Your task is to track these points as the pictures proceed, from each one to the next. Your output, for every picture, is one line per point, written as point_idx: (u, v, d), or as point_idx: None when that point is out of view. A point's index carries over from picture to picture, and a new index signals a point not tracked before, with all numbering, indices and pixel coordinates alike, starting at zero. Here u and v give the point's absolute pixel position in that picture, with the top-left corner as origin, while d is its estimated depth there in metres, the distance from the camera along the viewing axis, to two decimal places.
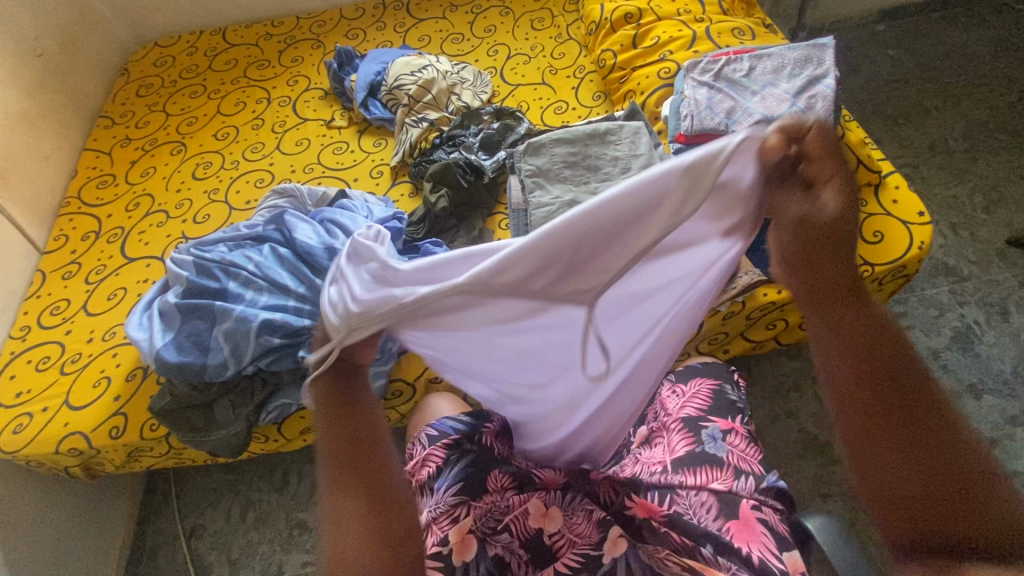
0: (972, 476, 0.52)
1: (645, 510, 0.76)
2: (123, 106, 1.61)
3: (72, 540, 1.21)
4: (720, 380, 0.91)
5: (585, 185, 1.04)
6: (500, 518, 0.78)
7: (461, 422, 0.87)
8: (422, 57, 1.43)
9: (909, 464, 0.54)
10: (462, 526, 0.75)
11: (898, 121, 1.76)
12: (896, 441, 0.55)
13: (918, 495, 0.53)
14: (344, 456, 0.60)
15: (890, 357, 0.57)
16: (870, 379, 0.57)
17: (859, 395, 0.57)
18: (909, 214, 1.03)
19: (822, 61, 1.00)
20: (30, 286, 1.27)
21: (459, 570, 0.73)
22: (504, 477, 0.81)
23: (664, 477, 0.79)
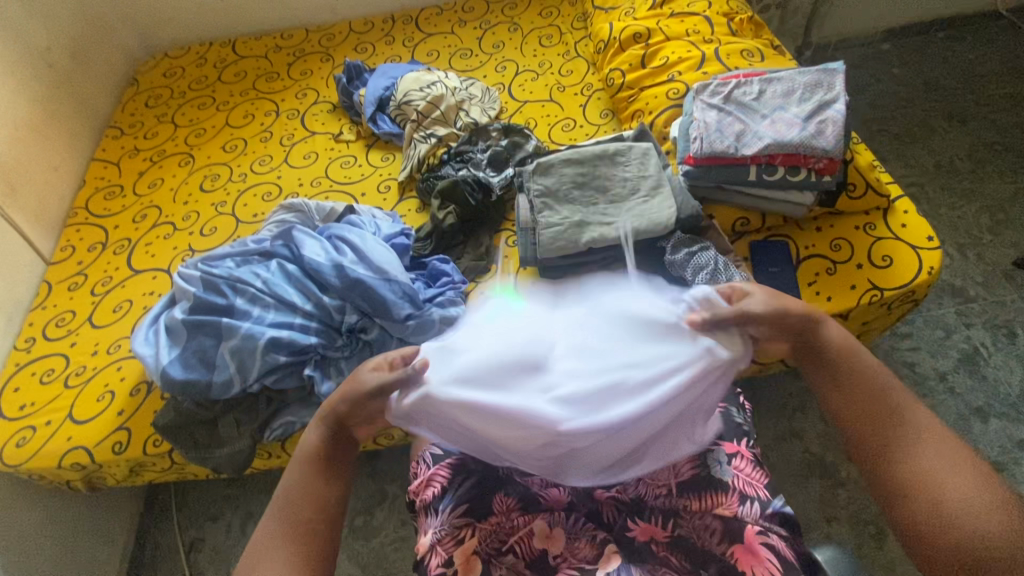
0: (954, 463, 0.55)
1: (646, 534, 0.76)
2: (132, 117, 1.62)
3: (71, 553, 1.20)
4: (727, 402, 0.87)
5: (594, 206, 1.04)
6: (505, 539, 0.76)
7: None
8: (431, 73, 1.44)
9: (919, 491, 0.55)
10: (466, 546, 0.75)
11: (904, 140, 1.76)
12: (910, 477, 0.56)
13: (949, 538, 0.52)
14: (304, 493, 0.63)
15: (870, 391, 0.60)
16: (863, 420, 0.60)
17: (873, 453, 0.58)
18: (919, 238, 1.02)
19: (832, 86, 1.00)
20: (35, 296, 1.27)
21: None
22: (509, 498, 0.80)
23: (670, 500, 0.78)
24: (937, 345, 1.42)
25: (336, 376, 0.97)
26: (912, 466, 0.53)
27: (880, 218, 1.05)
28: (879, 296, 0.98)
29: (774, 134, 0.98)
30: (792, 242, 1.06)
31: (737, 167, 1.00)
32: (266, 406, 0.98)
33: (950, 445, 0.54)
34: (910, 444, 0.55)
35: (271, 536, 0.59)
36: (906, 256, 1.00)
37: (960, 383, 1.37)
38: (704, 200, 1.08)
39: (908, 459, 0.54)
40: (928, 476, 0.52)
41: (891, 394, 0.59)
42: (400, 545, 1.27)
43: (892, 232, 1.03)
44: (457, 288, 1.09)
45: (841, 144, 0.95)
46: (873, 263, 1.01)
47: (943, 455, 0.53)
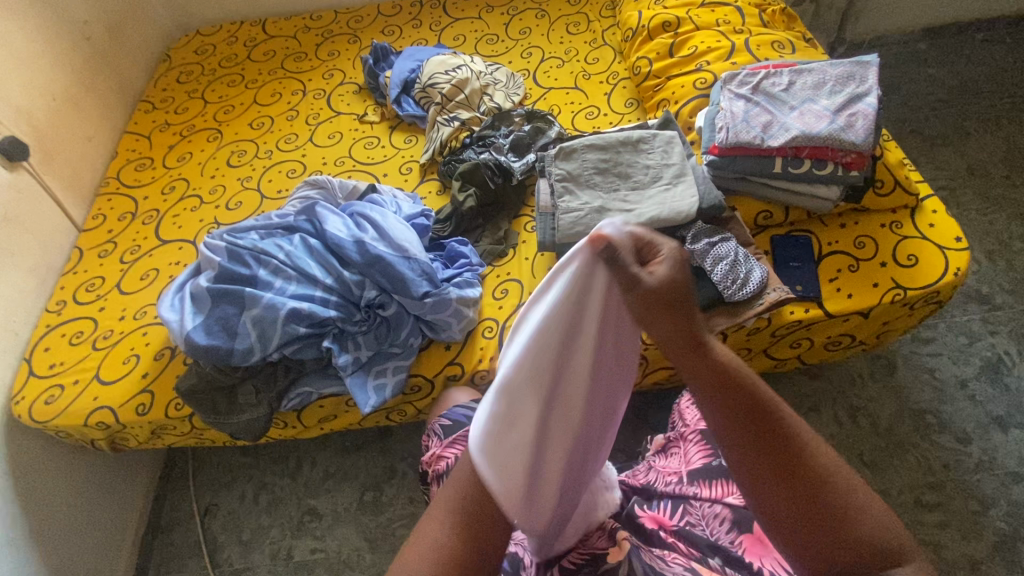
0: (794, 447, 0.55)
1: (654, 522, 0.75)
2: (164, 91, 1.65)
3: (94, 511, 1.25)
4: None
5: (616, 192, 1.03)
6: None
7: (472, 411, 0.91)
8: (457, 57, 1.45)
9: (789, 492, 0.54)
10: None
11: (935, 142, 1.72)
12: (779, 476, 0.55)
13: (819, 536, 0.54)
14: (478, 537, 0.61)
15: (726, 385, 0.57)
16: (744, 422, 0.56)
17: (748, 452, 0.56)
18: (947, 239, 1.02)
19: (864, 79, 0.98)
20: (67, 262, 1.31)
21: None
22: None
23: (679, 487, 0.79)
24: (959, 351, 1.41)
25: (354, 350, 1.00)
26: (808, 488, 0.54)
27: (907, 217, 1.05)
28: (902, 296, 0.99)
29: (803, 126, 0.97)
30: (815, 237, 1.06)
31: (762, 158, 0.99)
32: (284, 376, 1.01)
33: (789, 442, 0.55)
34: (795, 466, 0.55)
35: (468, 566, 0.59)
36: (932, 256, 1.00)
37: (981, 392, 1.36)
38: (727, 191, 1.07)
39: (790, 469, 0.55)
40: (820, 483, 0.55)
41: (767, 407, 0.56)
42: (407, 522, 1.29)
43: (918, 231, 1.03)
44: (474, 270, 1.11)
45: (870, 138, 0.94)
46: (898, 262, 1.01)
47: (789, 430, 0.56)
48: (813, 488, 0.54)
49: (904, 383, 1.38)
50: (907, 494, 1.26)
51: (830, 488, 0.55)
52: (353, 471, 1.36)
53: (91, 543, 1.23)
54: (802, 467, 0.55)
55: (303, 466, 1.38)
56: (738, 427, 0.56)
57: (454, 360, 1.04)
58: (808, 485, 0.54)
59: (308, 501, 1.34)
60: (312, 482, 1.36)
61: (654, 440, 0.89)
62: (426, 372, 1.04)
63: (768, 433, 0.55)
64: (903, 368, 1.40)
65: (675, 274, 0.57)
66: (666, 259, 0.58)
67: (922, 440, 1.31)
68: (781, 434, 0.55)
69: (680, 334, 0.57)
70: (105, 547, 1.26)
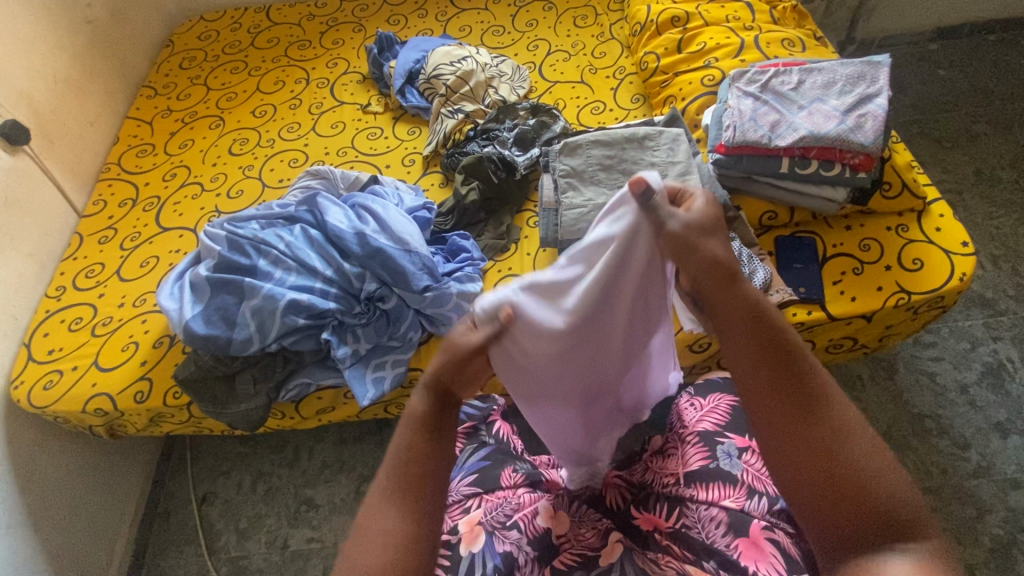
0: (810, 390, 0.56)
1: (650, 524, 0.75)
2: (166, 77, 1.64)
3: (91, 497, 1.25)
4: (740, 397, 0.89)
5: (619, 189, 1.02)
6: (510, 514, 0.76)
7: (473, 409, 0.93)
8: (462, 48, 1.43)
9: (797, 430, 0.55)
10: (472, 516, 0.75)
11: (944, 144, 1.71)
12: (791, 414, 0.56)
13: (826, 485, 0.52)
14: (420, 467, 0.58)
15: (750, 321, 0.59)
16: (761, 356, 0.58)
17: (759, 386, 0.58)
18: (953, 243, 1.01)
19: (875, 80, 0.97)
20: (67, 247, 1.31)
21: (464, 561, 0.71)
22: (517, 475, 0.82)
23: (677, 488, 0.77)
24: (961, 356, 1.40)
25: (353, 343, 1.00)
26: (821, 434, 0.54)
27: (914, 220, 1.04)
28: (906, 300, 0.98)
29: (811, 126, 0.96)
30: (819, 238, 1.05)
31: (769, 158, 0.98)
32: (282, 366, 1.00)
33: (805, 385, 0.56)
34: (812, 410, 0.55)
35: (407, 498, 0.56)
36: (937, 261, 0.99)
37: (982, 398, 1.35)
38: (733, 190, 1.05)
39: (803, 410, 0.55)
40: (837, 433, 0.54)
41: (791, 348, 0.58)
42: None
43: (925, 235, 1.02)
44: (475, 264, 1.10)
45: (879, 140, 0.93)
46: (903, 266, 1.00)
47: (807, 374, 0.57)
48: (822, 432, 0.54)
49: (904, 387, 1.38)
50: None
51: (843, 439, 0.54)
52: (351, 462, 1.36)
53: (87, 529, 1.24)
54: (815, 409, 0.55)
55: (301, 456, 1.38)
56: (753, 360, 0.58)
57: None
58: (821, 429, 0.54)
59: (305, 491, 1.34)
60: (309, 472, 1.36)
61: (652, 441, 0.86)
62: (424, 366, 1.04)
63: (783, 370, 0.57)
64: (904, 371, 1.40)
65: (713, 212, 0.63)
66: (708, 207, 0.64)
67: (921, 444, 1.31)
68: (797, 375, 0.57)
69: (712, 265, 0.61)
70: (101, 532, 1.27)
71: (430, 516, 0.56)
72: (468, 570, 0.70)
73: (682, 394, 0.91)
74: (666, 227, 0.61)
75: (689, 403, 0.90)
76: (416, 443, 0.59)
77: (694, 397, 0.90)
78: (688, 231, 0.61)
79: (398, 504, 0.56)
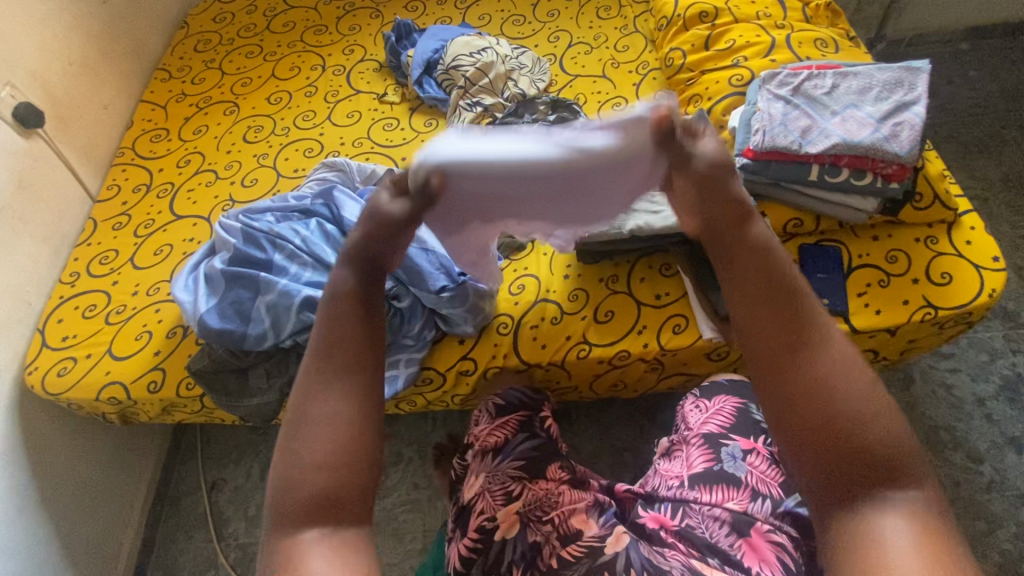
0: (809, 327, 0.51)
1: (655, 522, 0.73)
2: (181, 60, 1.61)
3: (102, 481, 1.26)
4: (746, 399, 0.89)
5: (643, 191, 0.99)
6: (548, 509, 0.73)
7: (529, 399, 0.92)
8: (482, 38, 1.40)
9: (793, 364, 0.50)
10: (511, 505, 0.74)
11: (972, 150, 1.66)
12: (786, 349, 0.50)
13: (821, 420, 0.47)
14: (341, 335, 0.56)
15: (752, 259, 0.56)
16: (761, 293, 0.54)
17: (757, 320, 0.53)
18: (983, 258, 0.98)
19: (913, 87, 0.94)
20: (81, 232, 1.30)
21: (496, 544, 0.71)
22: (561, 471, 0.81)
23: (679, 490, 0.78)
24: (979, 368, 1.38)
25: None
26: (808, 371, 0.49)
27: (943, 232, 1.01)
28: (932, 315, 0.95)
29: (843, 133, 0.93)
30: (845, 248, 1.02)
31: (798, 166, 0.95)
32: (295, 363, 1.00)
33: (804, 321, 0.51)
34: (804, 343, 0.50)
35: (324, 364, 0.55)
36: (966, 275, 0.97)
37: (998, 411, 1.33)
38: (759, 196, 1.03)
39: (800, 346, 0.50)
40: (813, 367, 0.49)
41: (793, 287, 0.53)
42: (410, 508, 1.29)
43: (954, 248, 0.99)
44: None
45: (915, 150, 0.90)
46: (931, 279, 0.97)
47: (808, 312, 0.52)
48: (818, 369, 0.49)
49: (920, 399, 1.36)
50: None
51: (843, 378, 0.48)
52: None
53: (99, 513, 1.25)
54: (813, 341, 0.50)
55: None
56: (754, 295, 0.54)
57: (467, 355, 1.03)
58: (819, 364, 0.49)
59: None
60: None
61: (659, 444, 0.90)
62: (438, 365, 1.03)
63: (785, 307, 0.52)
64: (920, 382, 1.38)
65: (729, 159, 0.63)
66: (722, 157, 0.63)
67: (935, 456, 1.29)
68: (798, 312, 0.52)
69: (723, 205, 0.61)
70: (113, 516, 1.28)
71: (370, 396, 0.54)
72: (501, 554, 0.71)
73: (688, 397, 0.91)
74: (689, 165, 0.63)
75: (695, 406, 0.90)
76: (340, 311, 0.58)
77: (699, 399, 0.90)
78: (711, 169, 0.62)
79: (339, 384, 0.54)
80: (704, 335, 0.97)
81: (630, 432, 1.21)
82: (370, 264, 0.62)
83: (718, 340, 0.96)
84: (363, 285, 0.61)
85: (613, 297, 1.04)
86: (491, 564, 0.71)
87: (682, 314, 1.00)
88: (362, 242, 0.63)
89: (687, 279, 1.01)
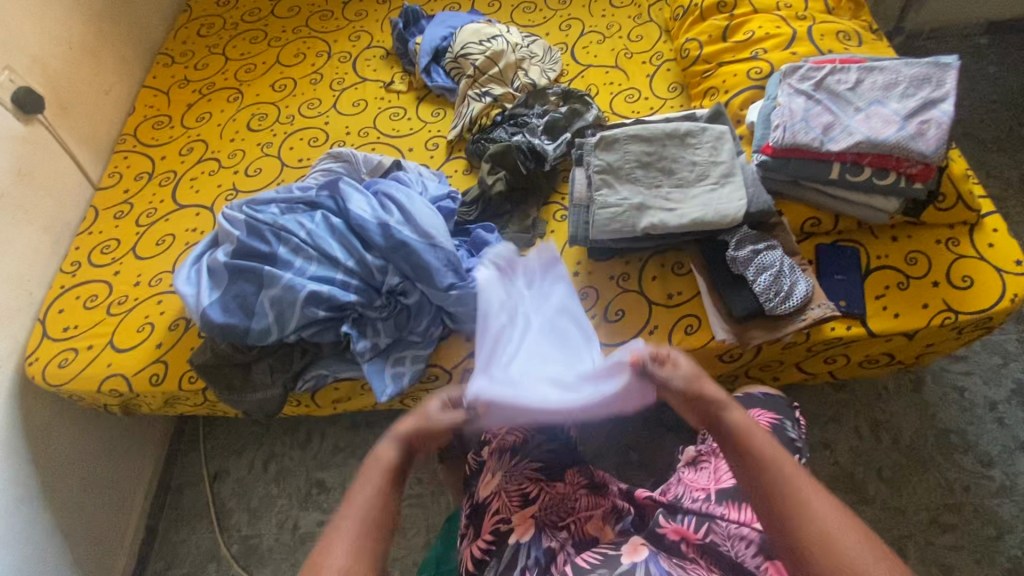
0: (801, 497, 0.58)
1: (677, 534, 0.72)
2: (184, 45, 1.58)
3: (104, 472, 1.26)
4: (781, 415, 0.86)
5: (657, 188, 0.96)
6: (565, 515, 0.77)
7: None
8: (493, 26, 1.36)
9: (803, 538, 0.56)
10: (527, 508, 0.76)
11: (989, 147, 1.62)
12: (794, 522, 0.57)
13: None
14: (375, 507, 0.62)
15: (739, 442, 0.63)
16: (757, 477, 0.60)
17: (764, 501, 0.59)
18: (1006, 261, 0.95)
19: (941, 83, 0.90)
20: (83, 221, 1.28)
21: (511, 546, 0.72)
22: (579, 475, 0.82)
23: (705, 505, 0.75)
24: (992, 371, 1.35)
25: (373, 336, 0.97)
26: (814, 534, 0.55)
27: (965, 234, 0.98)
28: (952, 320, 0.93)
29: (867, 131, 0.89)
30: (863, 249, 0.99)
31: (819, 163, 0.93)
32: (300, 358, 0.98)
33: (796, 490, 0.58)
34: (803, 513, 0.57)
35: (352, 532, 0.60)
36: (988, 279, 0.94)
37: (1011, 415, 1.30)
38: (776, 194, 1.00)
39: (802, 518, 0.56)
40: (818, 533, 0.55)
41: (779, 461, 0.60)
42: (413, 503, 1.28)
43: (976, 251, 0.96)
44: None
45: (941, 150, 0.86)
46: (951, 283, 0.95)
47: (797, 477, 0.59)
48: (820, 534, 0.55)
49: (931, 401, 1.33)
50: (923, 514, 1.22)
51: (841, 534, 0.55)
52: (363, 447, 1.35)
53: (101, 504, 1.24)
54: (807, 508, 0.57)
55: (312, 439, 1.38)
56: (755, 480, 0.60)
57: (474, 353, 1.01)
58: (820, 531, 0.55)
59: (316, 474, 1.33)
60: (320, 455, 1.35)
61: (685, 452, 0.86)
62: (445, 362, 1.01)
63: (778, 484, 0.59)
64: (931, 384, 1.35)
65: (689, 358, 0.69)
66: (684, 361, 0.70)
67: (945, 460, 1.27)
68: (790, 486, 0.59)
69: (696, 396, 0.67)
70: (115, 507, 1.27)
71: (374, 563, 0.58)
72: (513, 555, 0.72)
73: None
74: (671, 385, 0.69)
75: None
76: (379, 487, 0.64)
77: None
78: (680, 375, 0.68)
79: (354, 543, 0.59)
80: (717, 337, 0.94)
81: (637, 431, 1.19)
82: (409, 455, 0.68)
83: (732, 341, 0.93)
84: (400, 460, 0.67)
85: (624, 296, 1.02)
86: (504, 566, 0.71)
87: (695, 314, 0.98)
88: (408, 433, 0.69)
89: (701, 278, 0.98)
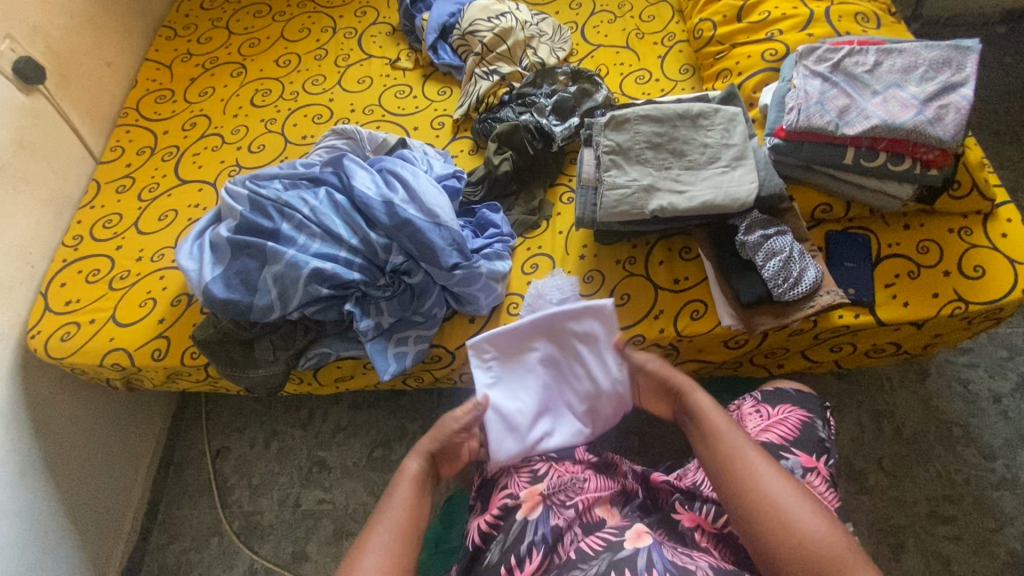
0: (745, 465, 0.66)
1: (692, 523, 0.75)
2: (186, 17, 1.55)
3: (106, 447, 1.26)
4: (813, 414, 0.86)
5: (667, 170, 0.95)
6: (572, 496, 0.77)
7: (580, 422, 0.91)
8: (501, 3, 1.33)
9: (744, 500, 0.64)
10: (535, 486, 0.76)
11: (1003, 138, 1.59)
12: (737, 486, 0.65)
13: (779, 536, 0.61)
14: (412, 513, 0.69)
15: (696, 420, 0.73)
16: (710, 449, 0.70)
17: (715, 470, 0.68)
18: (1020, 251, 0.94)
19: (962, 67, 0.88)
20: (85, 194, 1.27)
21: (519, 523, 0.73)
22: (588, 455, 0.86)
23: None
24: (997, 364, 1.34)
25: (375, 316, 0.96)
26: (755, 496, 0.64)
27: (978, 223, 0.97)
28: (962, 310, 0.92)
29: (884, 114, 0.87)
30: (874, 236, 0.97)
31: (833, 148, 0.91)
32: (303, 335, 0.98)
33: (742, 460, 0.67)
34: (745, 479, 0.65)
35: (392, 535, 0.66)
36: (1000, 270, 0.92)
37: (1014, 409, 1.29)
38: (788, 179, 0.98)
39: (746, 482, 0.65)
40: (760, 497, 0.63)
41: (728, 435, 0.69)
42: None
43: (989, 241, 0.95)
44: (505, 241, 1.05)
45: (959, 135, 0.85)
46: (962, 273, 0.93)
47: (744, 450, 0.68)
48: (758, 495, 0.63)
49: (934, 393, 1.33)
50: (922, 504, 1.22)
51: (778, 496, 0.63)
52: (365, 427, 1.35)
53: (103, 478, 1.25)
54: (750, 476, 0.65)
55: (314, 418, 1.38)
56: (708, 451, 0.70)
57: (477, 334, 1.00)
58: (760, 494, 0.64)
59: (317, 453, 1.34)
60: (322, 434, 1.35)
61: None
62: (448, 343, 1.01)
63: (726, 455, 0.68)
64: (935, 376, 1.34)
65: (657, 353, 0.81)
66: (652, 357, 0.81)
67: (946, 452, 1.27)
68: (736, 456, 0.67)
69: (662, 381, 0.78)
70: (117, 481, 1.28)
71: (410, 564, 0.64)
72: (520, 532, 0.72)
73: (750, 399, 0.89)
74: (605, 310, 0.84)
75: (755, 410, 0.88)
76: (411, 494, 0.71)
77: (760, 403, 0.88)
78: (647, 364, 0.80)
79: (390, 544, 0.65)
80: (723, 323, 0.94)
81: (639, 416, 1.19)
82: (434, 470, 0.77)
83: (737, 327, 0.93)
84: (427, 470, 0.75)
85: (629, 280, 1.01)
86: (509, 541, 0.72)
87: (702, 300, 0.97)
88: (435, 443, 0.77)
89: (709, 262, 0.97)
